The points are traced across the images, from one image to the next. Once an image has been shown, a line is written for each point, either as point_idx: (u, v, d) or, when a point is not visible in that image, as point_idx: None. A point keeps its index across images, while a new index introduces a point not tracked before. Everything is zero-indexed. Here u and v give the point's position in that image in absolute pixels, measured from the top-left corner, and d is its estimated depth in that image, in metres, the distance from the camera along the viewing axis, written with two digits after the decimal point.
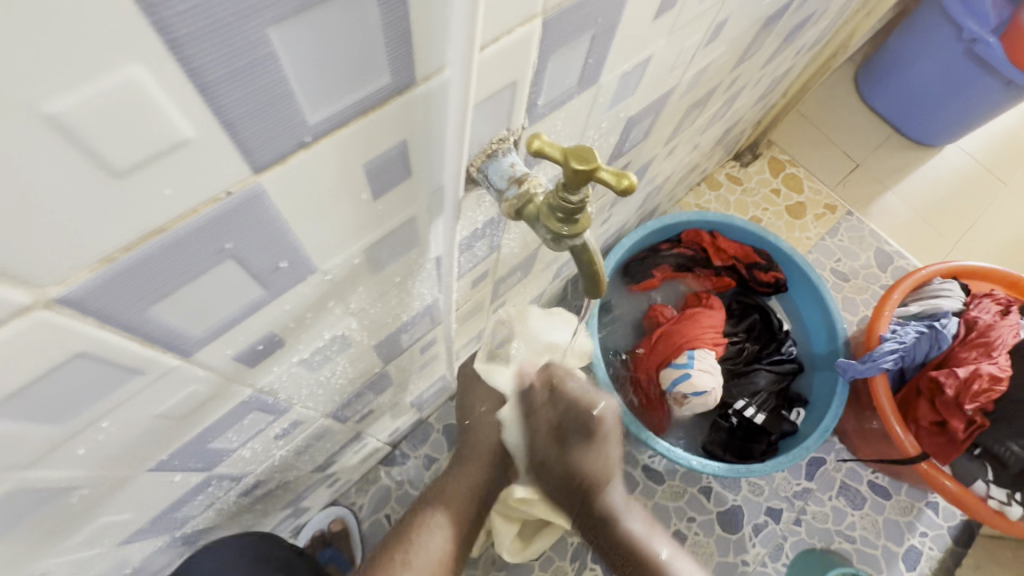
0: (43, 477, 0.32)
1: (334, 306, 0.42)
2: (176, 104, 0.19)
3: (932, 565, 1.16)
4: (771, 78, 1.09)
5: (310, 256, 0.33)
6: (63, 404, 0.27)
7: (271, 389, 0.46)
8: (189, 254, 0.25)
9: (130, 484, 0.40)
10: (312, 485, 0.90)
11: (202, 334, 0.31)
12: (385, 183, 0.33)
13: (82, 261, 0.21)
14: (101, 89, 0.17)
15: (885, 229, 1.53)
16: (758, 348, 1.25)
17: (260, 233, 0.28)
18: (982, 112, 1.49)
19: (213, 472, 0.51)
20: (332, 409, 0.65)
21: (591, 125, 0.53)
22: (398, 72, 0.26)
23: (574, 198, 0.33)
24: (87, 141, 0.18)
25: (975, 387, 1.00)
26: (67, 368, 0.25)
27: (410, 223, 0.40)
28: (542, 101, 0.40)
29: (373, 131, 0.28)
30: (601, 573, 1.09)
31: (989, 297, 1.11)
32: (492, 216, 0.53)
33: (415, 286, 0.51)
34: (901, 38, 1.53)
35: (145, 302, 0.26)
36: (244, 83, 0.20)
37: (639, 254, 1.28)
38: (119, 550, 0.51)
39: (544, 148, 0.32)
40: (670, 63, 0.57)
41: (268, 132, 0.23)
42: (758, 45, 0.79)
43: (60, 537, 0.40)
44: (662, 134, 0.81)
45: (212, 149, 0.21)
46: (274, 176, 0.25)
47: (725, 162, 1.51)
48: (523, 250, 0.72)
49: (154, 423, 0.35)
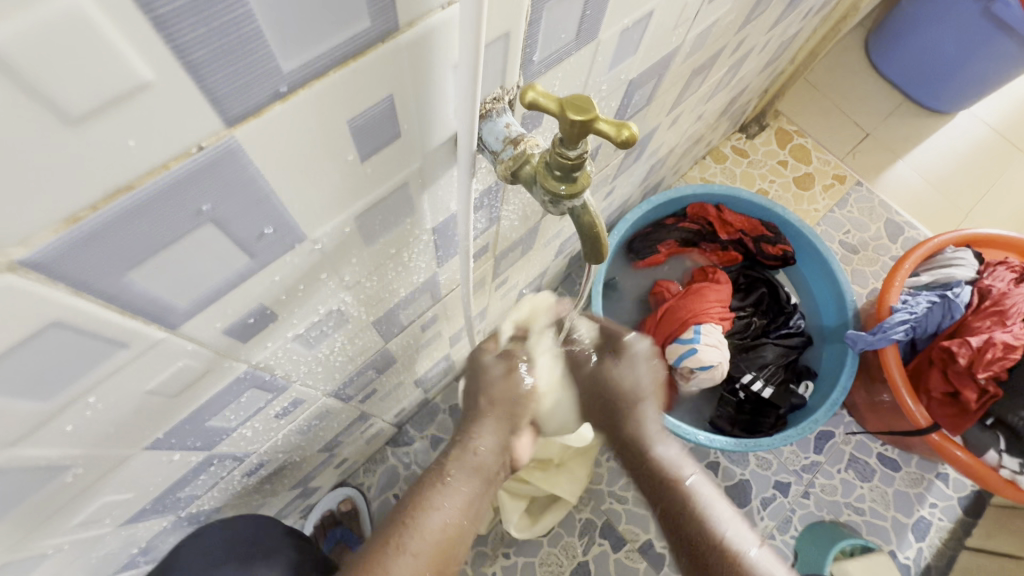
0: (30, 455, 0.31)
1: (327, 279, 0.41)
2: (128, 39, 0.17)
3: (942, 535, 1.15)
4: (779, 41, 1.05)
5: (296, 223, 0.32)
6: (43, 378, 0.26)
7: (267, 367, 0.45)
8: (165, 215, 0.24)
9: (127, 463, 0.40)
10: (320, 465, 0.91)
11: (187, 305, 0.30)
12: (372, 143, 0.31)
13: (45, 219, 0.20)
14: (41, 18, 0.15)
15: (896, 200, 1.49)
16: (766, 323, 1.22)
17: (239, 195, 0.26)
18: (998, 76, 1.44)
19: (214, 451, 0.51)
20: (334, 388, 0.64)
21: (591, 88, 0.50)
22: (378, 16, 0.24)
23: (572, 154, 0.31)
24: (33, 79, 0.16)
25: (988, 356, 0.98)
26: (43, 339, 0.24)
27: (403, 189, 0.38)
28: (536, 58, 0.38)
29: (356, 83, 0.26)
30: (609, 549, 1.10)
31: (1003, 265, 1.08)
32: (490, 185, 0.51)
33: (413, 259, 0.50)
34: (914, 0, 1.47)
35: (119, 269, 0.24)
36: (205, 19, 0.18)
37: (643, 229, 1.26)
38: (124, 530, 0.51)
39: (537, 99, 0.30)
40: (672, 20, 0.54)
41: (237, 78, 0.21)
42: (764, 5, 0.76)
43: (60, 517, 0.39)
44: (666, 101, 0.78)
45: (178, 96, 0.20)
46: (250, 132, 0.24)
47: (731, 134, 1.48)
48: (524, 224, 0.70)
49: (145, 400, 0.35)
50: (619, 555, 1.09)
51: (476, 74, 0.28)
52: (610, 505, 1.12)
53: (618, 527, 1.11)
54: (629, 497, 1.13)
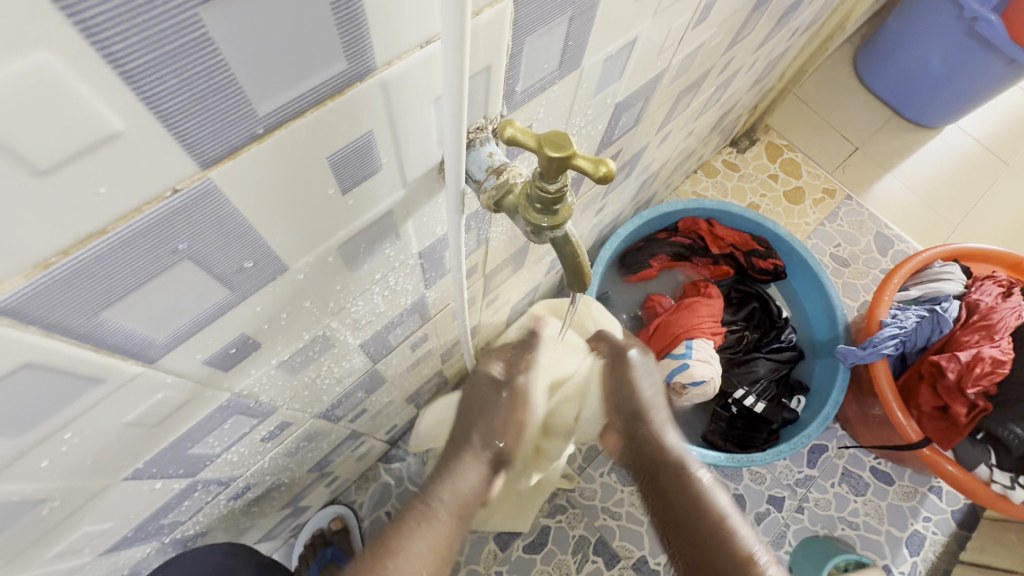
0: (3, 491, 0.30)
1: (311, 307, 0.41)
2: (97, 93, 0.17)
3: (936, 549, 1.15)
4: (767, 60, 1.06)
5: (277, 255, 0.32)
6: (13, 417, 0.26)
7: (251, 393, 0.44)
8: (139, 256, 0.24)
9: (108, 493, 0.39)
10: (310, 484, 0.90)
11: (165, 339, 0.30)
12: (352, 176, 0.31)
13: (14, 266, 0.20)
14: (6, 76, 0.15)
15: (886, 213, 1.51)
16: (757, 336, 1.23)
17: (217, 232, 0.26)
18: (982, 92, 1.46)
19: (197, 477, 0.50)
20: (322, 410, 0.64)
21: (577, 113, 0.51)
22: (353, 57, 0.24)
23: (551, 188, 0.32)
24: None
25: (976, 371, 0.98)
26: (14, 380, 0.24)
27: (387, 218, 0.38)
28: (519, 87, 0.38)
29: (335, 119, 0.26)
30: (603, 566, 1.09)
31: (990, 279, 1.09)
32: (477, 209, 0.51)
33: (399, 282, 0.50)
34: (899, 18, 1.50)
35: (93, 309, 0.24)
36: (176, 70, 0.19)
37: (635, 244, 1.27)
38: (106, 557, 0.50)
39: (516, 135, 0.30)
40: (657, 45, 0.55)
41: (211, 123, 0.21)
42: (751, 26, 0.77)
43: (36, 549, 0.39)
44: (654, 120, 0.79)
45: (148, 141, 0.20)
46: (226, 172, 0.24)
47: (722, 148, 1.50)
48: (513, 243, 0.70)
49: (125, 431, 0.34)
50: (613, 572, 1.08)
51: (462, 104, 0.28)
52: (603, 521, 1.11)
53: (612, 543, 1.10)
54: (623, 513, 1.12)
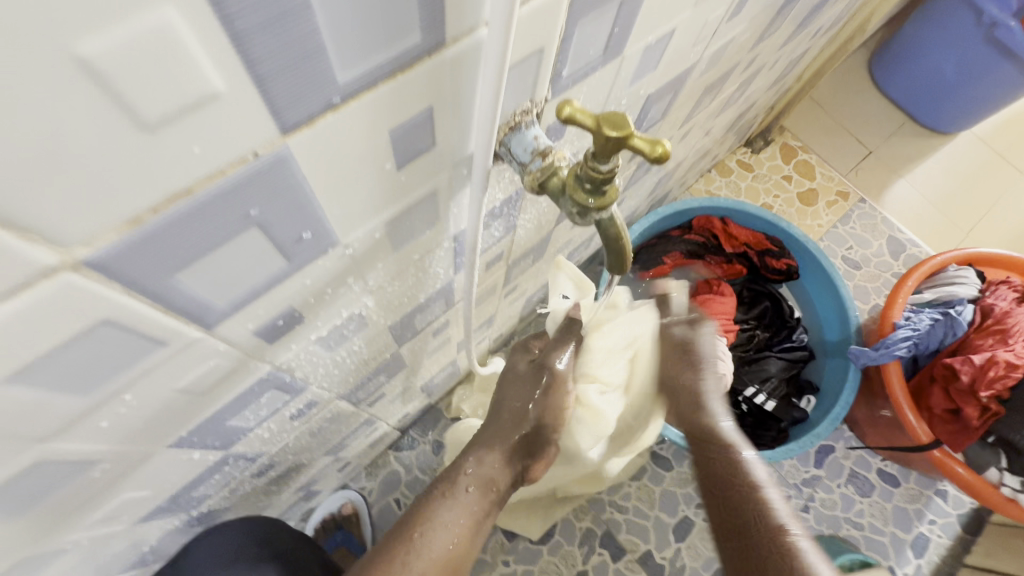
0: (66, 450, 0.31)
1: (353, 284, 0.41)
2: (207, 53, 0.18)
3: (940, 552, 1.15)
4: (788, 59, 1.06)
5: (333, 228, 0.32)
6: (85, 374, 0.27)
7: (288, 368, 0.45)
8: (216, 220, 0.24)
9: (151, 460, 0.40)
10: (324, 468, 0.91)
11: (225, 306, 0.31)
12: (409, 152, 0.32)
13: (109, 221, 0.21)
14: (132, 31, 0.16)
15: (899, 218, 1.51)
16: (769, 335, 1.24)
17: (285, 201, 0.27)
18: (998, 99, 1.46)
19: (229, 451, 0.51)
20: (345, 391, 0.64)
21: (612, 102, 0.51)
22: (427, 32, 0.25)
23: (604, 168, 0.32)
24: (118, 89, 0.17)
25: (991, 374, 0.98)
26: (91, 337, 0.25)
27: (432, 197, 0.39)
28: (566, 72, 0.39)
29: (403, 93, 0.27)
30: (609, 558, 1.09)
31: (1005, 284, 1.09)
32: (511, 194, 0.52)
33: (432, 265, 0.51)
34: (918, 22, 1.50)
35: (168, 270, 0.25)
36: (275, 35, 0.19)
37: (649, 241, 1.26)
38: (136, 528, 0.51)
39: (574, 114, 0.30)
40: (691, 39, 0.55)
41: (297, 90, 0.22)
42: (777, 24, 0.77)
43: (80, 514, 0.40)
44: (678, 116, 0.79)
45: (242, 105, 0.21)
46: (302, 139, 0.24)
47: (737, 148, 1.50)
48: (537, 232, 0.71)
49: (175, 398, 0.35)
50: (619, 564, 1.09)
51: (497, 93, 0.29)
52: (610, 514, 1.12)
53: (618, 537, 1.11)
54: (630, 507, 1.13)
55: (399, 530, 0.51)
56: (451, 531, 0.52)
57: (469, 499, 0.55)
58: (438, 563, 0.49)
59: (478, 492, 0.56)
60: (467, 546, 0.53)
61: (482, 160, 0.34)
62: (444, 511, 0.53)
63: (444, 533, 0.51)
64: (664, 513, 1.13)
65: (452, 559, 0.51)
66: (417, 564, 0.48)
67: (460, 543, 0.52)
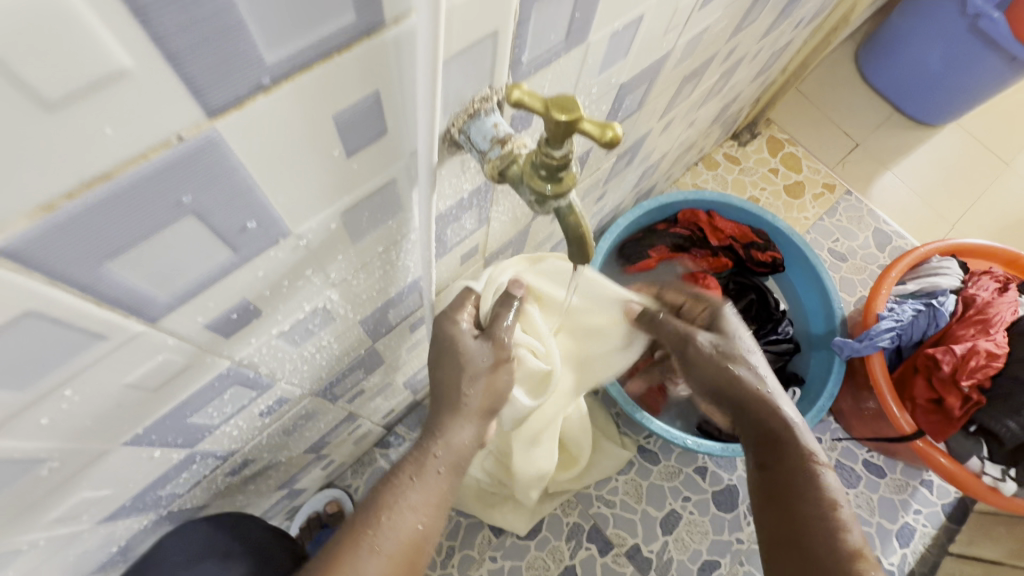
0: (6, 448, 0.31)
1: (312, 276, 0.40)
2: (108, 25, 0.17)
3: (926, 542, 1.16)
4: (770, 51, 1.06)
5: (281, 217, 0.32)
6: (16, 369, 0.26)
7: (251, 363, 0.44)
8: (143, 206, 0.24)
9: (106, 458, 0.39)
10: (306, 465, 0.90)
11: (168, 298, 0.30)
12: (359, 139, 0.31)
13: (19, 206, 0.20)
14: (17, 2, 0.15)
15: (885, 210, 1.51)
16: (755, 329, 1.24)
17: (222, 188, 0.26)
18: (983, 91, 1.46)
19: (195, 449, 0.50)
20: (319, 387, 0.63)
21: (581, 90, 0.51)
22: (362, 10, 0.24)
23: (557, 153, 0.32)
24: (10, 64, 0.16)
25: (971, 364, 0.99)
26: (16, 329, 0.24)
27: (391, 186, 0.38)
28: (526, 58, 0.38)
29: (342, 75, 0.26)
30: (597, 553, 1.09)
31: (987, 274, 1.10)
32: (479, 185, 0.51)
33: (401, 258, 0.50)
34: (903, 14, 1.50)
35: (96, 259, 0.24)
36: (186, 8, 0.18)
37: (635, 235, 1.26)
38: (102, 527, 0.50)
39: (523, 98, 0.30)
40: (662, 26, 0.55)
41: (219, 68, 0.21)
42: (755, 14, 0.77)
43: (34, 514, 0.39)
44: (657, 106, 0.79)
45: (158, 83, 0.20)
46: (233, 122, 0.23)
47: (724, 141, 1.50)
48: (514, 225, 0.70)
49: (124, 394, 0.34)
50: (606, 559, 1.09)
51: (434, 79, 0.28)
52: (598, 508, 1.12)
53: (606, 531, 1.11)
54: (617, 501, 1.13)
55: (365, 512, 0.50)
56: (417, 514, 0.50)
57: (437, 482, 0.53)
58: (403, 544, 0.49)
59: (448, 472, 0.54)
60: (435, 524, 0.52)
61: (425, 158, 0.34)
62: (411, 494, 0.51)
63: (411, 514, 0.50)
64: (651, 506, 1.13)
65: (418, 537, 0.50)
66: (385, 544, 0.48)
67: (427, 523, 0.51)
